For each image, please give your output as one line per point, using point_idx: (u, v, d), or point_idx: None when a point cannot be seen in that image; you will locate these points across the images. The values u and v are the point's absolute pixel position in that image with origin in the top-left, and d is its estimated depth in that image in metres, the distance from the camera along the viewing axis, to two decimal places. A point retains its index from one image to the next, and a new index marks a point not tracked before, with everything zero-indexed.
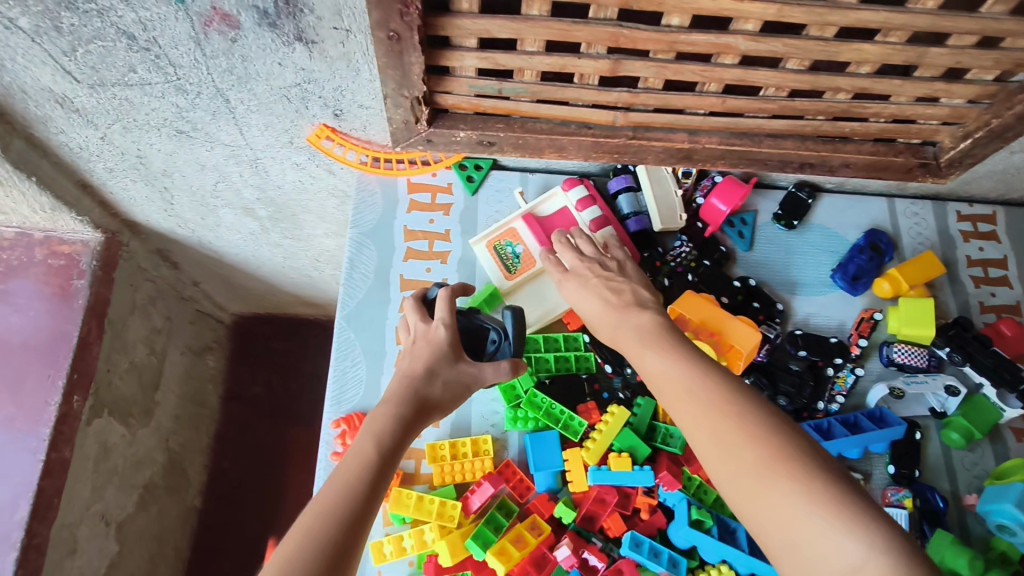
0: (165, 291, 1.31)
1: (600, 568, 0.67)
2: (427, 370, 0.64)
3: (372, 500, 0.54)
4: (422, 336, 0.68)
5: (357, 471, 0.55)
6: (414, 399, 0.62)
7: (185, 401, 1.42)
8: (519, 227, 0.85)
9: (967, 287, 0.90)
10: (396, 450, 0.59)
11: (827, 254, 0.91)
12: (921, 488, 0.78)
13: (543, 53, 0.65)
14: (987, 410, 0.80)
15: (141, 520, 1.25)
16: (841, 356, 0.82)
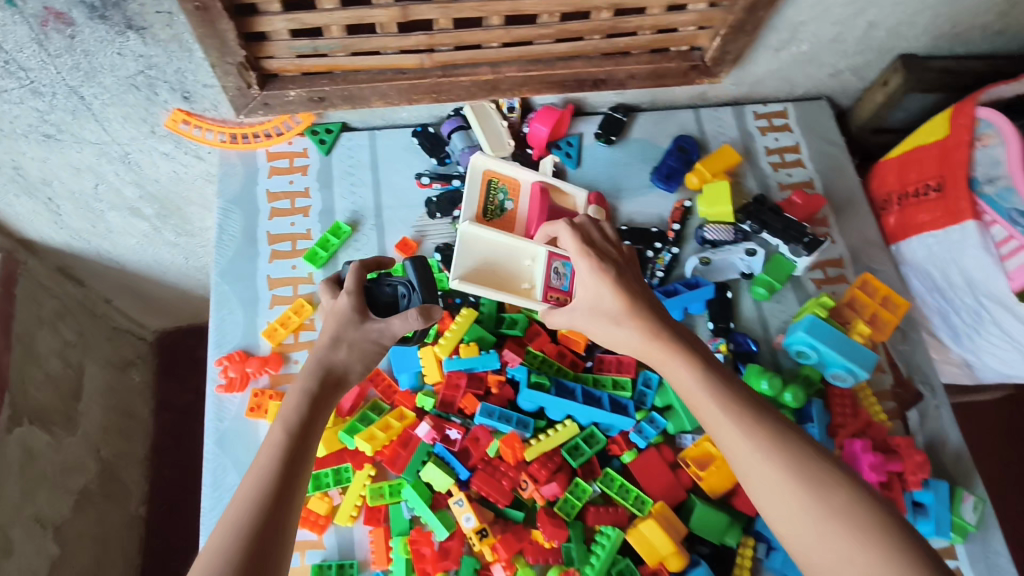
0: (73, 307, 1.38)
1: (458, 439, 0.80)
2: (332, 338, 0.70)
3: (291, 481, 0.59)
4: (331, 311, 0.74)
5: (274, 456, 0.60)
6: (320, 371, 0.68)
7: (110, 412, 1.48)
8: (522, 187, 0.92)
9: (766, 171, 1.06)
10: (308, 429, 0.64)
11: (646, 161, 1.04)
12: (735, 335, 0.92)
13: (338, 8, 0.76)
14: (783, 264, 0.96)
15: (80, 523, 1.30)
16: (659, 241, 0.97)
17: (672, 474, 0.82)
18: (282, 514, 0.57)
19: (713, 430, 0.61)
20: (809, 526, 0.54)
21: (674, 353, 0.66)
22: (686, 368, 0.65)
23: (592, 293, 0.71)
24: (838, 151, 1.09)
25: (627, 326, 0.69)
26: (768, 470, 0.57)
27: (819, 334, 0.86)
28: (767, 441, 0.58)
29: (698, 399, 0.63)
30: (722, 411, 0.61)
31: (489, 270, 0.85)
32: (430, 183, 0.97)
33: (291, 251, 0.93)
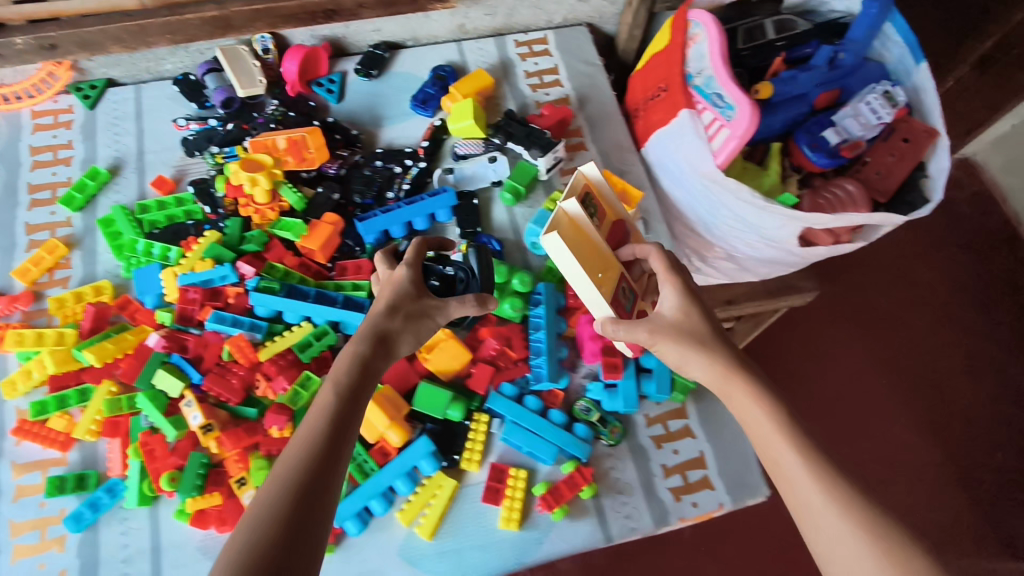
0: None
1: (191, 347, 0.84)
2: (388, 306, 0.69)
3: (338, 453, 0.56)
4: (387, 280, 0.73)
5: (323, 422, 0.58)
6: (374, 335, 0.66)
7: None
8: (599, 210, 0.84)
9: (524, 92, 1.12)
10: (358, 398, 0.61)
11: (406, 91, 1.10)
12: (479, 237, 0.97)
13: None
14: (527, 170, 1.01)
15: None
16: (410, 159, 1.01)
17: (408, 361, 0.87)
18: (325, 484, 0.54)
19: (767, 458, 0.59)
20: (865, 562, 0.51)
21: (748, 384, 0.63)
22: (755, 398, 0.62)
23: (673, 313, 0.69)
24: (594, 70, 1.16)
25: (703, 349, 0.66)
26: (826, 504, 0.54)
27: (544, 224, 0.93)
28: (827, 477, 0.55)
29: (759, 422, 0.61)
30: (780, 431, 0.59)
31: (585, 253, 0.78)
32: (185, 125, 1.02)
33: (51, 198, 0.97)
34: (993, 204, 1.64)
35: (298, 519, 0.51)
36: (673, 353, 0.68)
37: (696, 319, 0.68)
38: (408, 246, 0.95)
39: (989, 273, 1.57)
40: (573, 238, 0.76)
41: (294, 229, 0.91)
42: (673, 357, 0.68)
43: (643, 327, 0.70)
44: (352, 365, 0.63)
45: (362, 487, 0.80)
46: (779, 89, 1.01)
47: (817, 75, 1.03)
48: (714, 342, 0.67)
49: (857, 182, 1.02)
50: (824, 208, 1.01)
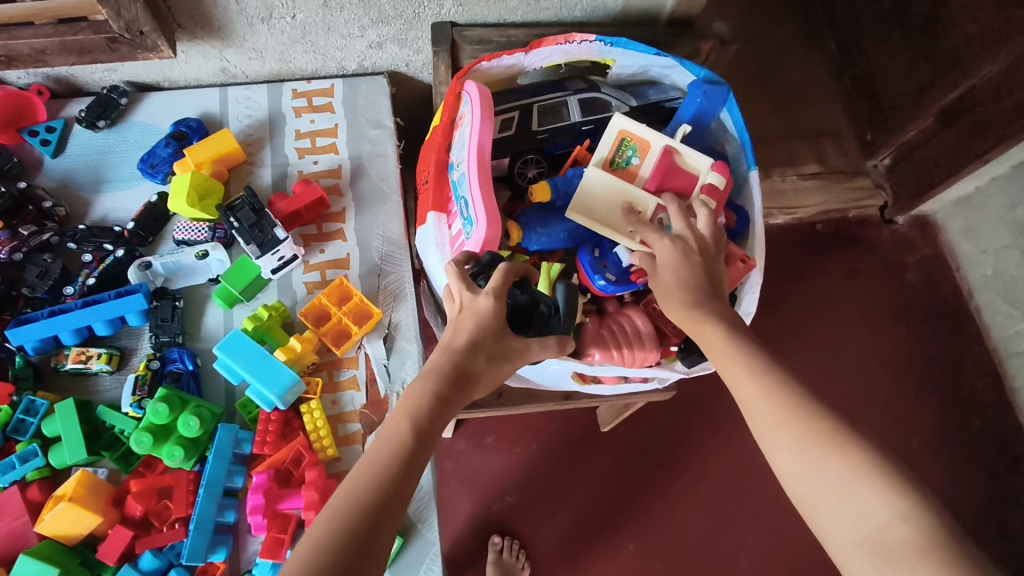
0: None
1: None
2: (471, 343, 0.60)
3: (391, 504, 0.51)
4: (468, 309, 0.62)
5: (378, 464, 0.53)
6: (452, 374, 0.59)
7: None
8: (656, 147, 0.83)
9: (288, 158, 0.93)
10: (424, 436, 0.56)
11: (141, 148, 0.91)
12: (168, 351, 0.80)
13: None
14: (247, 269, 0.83)
15: None
16: (111, 242, 0.84)
17: (33, 516, 0.72)
18: (372, 538, 0.49)
19: (721, 356, 0.62)
20: (792, 423, 0.53)
21: (706, 316, 0.65)
22: (710, 322, 0.64)
23: (661, 265, 0.70)
24: (381, 136, 0.96)
25: (672, 299, 0.68)
26: (756, 388, 0.57)
27: (234, 351, 0.76)
28: (766, 371, 0.58)
29: (711, 336, 0.64)
30: (726, 343, 0.62)
31: (608, 211, 0.82)
32: None
33: None
34: (941, 273, 1.44)
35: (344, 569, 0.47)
36: (660, 284, 0.70)
37: (673, 269, 0.69)
38: (74, 359, 0.78)
39: (900, 361, 1.38)
40: (593, 198, 0.82)
41: None
42: (659, 291, 0.70)
43: (655, 291, 0.71)
44: (424, 397, 0.58)
45: None
46: (561, 190, 0.84)
47: None
48: (697, 282, 0.68)
49: (646, 316, 0.86)
50: (609, 345, 0.82)
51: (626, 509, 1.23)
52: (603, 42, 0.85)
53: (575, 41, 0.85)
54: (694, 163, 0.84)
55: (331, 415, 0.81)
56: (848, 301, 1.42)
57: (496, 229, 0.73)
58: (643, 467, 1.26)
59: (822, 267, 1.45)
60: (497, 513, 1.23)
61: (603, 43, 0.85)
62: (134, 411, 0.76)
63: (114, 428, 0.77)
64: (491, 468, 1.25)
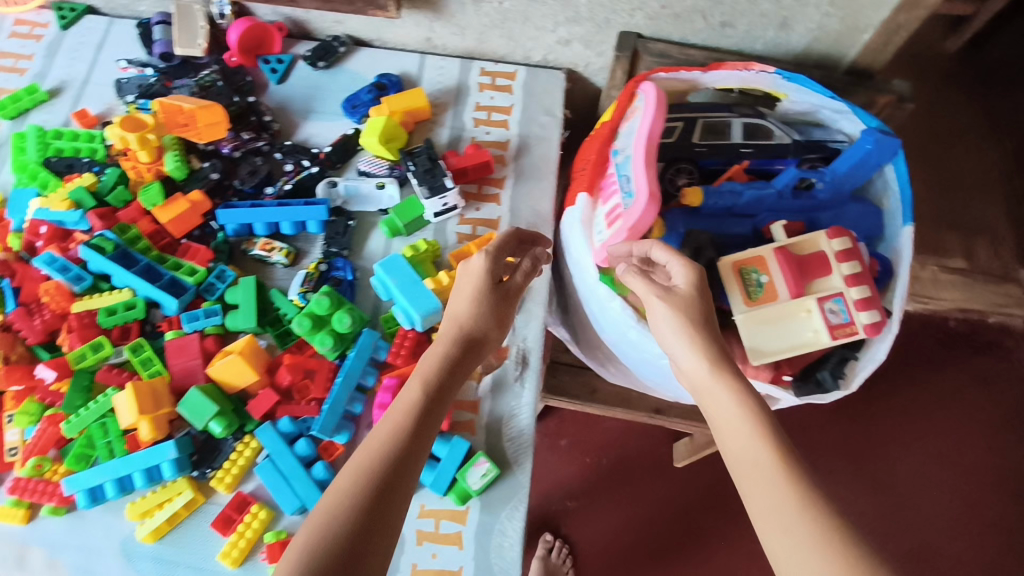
0: None
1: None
2: (473, 308, 0.73)
3: (412, 454, 0.61)
4: (468, 275, 0.75)
5: (396, 431, 0.63)
6: (462, 340, 0.71)
7: None
8: (768, 257, 0.84)
9: (465, 125, 1.05)
10: (437, 397, 0.66)
11: (347, 90, 1.06)
12: (335, 260, 0.92)
13: None
14: (413, 207, 0.94)
15: None
16: (309, 159, 0.98)
17: (202, 360, 0.84)
18: (391, 493, 0.58)
19: (734, 453, 0.58)
20: (796, 530, 0.50)
21: (721, 384, 0.62)
22: (725, 394, 0.61)
23: (663, 306, 0.68)
24: (551, 122, 1.05)
25: (687, 346, 0.65)
26: (774, 486, 0.53)
27: (392, 269, 0.86)
28: (783, 454, 0.55)
29: (722, 407, 0.61)
30: (736, 410, 0.60)
31: (783, 332, 0.83)
32: (127, 67, 1.04)
33: None
34: None
35: (385, 492, 0.58)
36: (664, 333, 0.67)
37: (675, 306, 0.67)
38: (261, 248, 0.91)
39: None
40: (761, 338, 0.83)
41: (151, 194, 0.91)
42: (669, 343, 0.67)
43: (665, 341, 0.68)
44: (431, 364, 0.69)
45: (104, 464, 0.79)
46: (711, 202, 0.88)
47: (768, 197, 0.89)
48: (708, 333, 0.66)
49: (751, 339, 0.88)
50: (725, 358, 0.86)
51: (693, 544, 1.22)
52: (780, 75, 0.89)
53: (754, 69, 0.90)
54: (810, 247, 0.84)
55: None
56: (979, 405, 1.31)
57: (654, 207, 0.78)
58: (726, 508, 1.24)
59: (959, 359, 1.34)
60: (553, 513, 1.24)
61: (781, 77, 0.89)
62: (299, 299, 0.88)
63: (278, 310, 0.89)
64: (572, 463, 1.28)
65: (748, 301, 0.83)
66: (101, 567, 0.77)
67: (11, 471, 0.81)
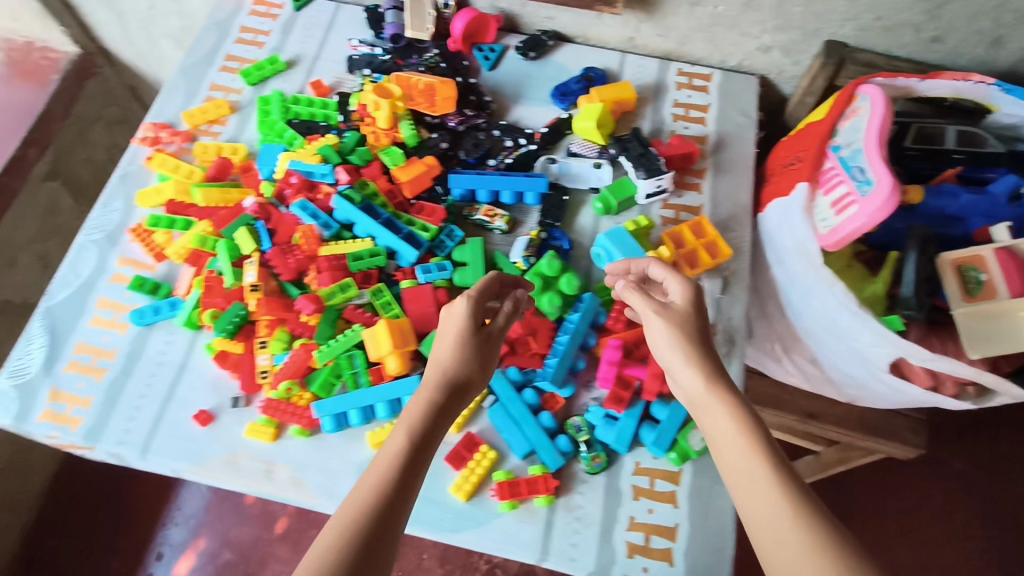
0: (88, 118, 1.56)
1: (252, 208, 0.95)
2: (456, 349, 0.74)
3: (405, 491, 0.64)
4: (450, 314, 0.76)
5: (385, 473, 0.65)
6: (447, 385, 0.72)
7: (60, 227, 1.55)
8: (989, 256, 0.87)
9: (664, 118, 1.10)
10: (422, 444, 0.68)
11: (554, 80, 1.13)
12: (552, 230, 0.98)
13: None
14: (625, 187, 1.00)
15: (9, 286, 1.44)
16: (525, 138, 1.04)
17: (436, 309, 0.90)
18: (387, 528, 0.61)
19: (731, 468, 0.64)
20: (795, 543, 0.57)
21: (724, 404, 0.67)
22: (724, 409, 0.67)
23: (658, 330, 0.74)
24: (746, 123, 1.10)
25: (688, 369, 0.71)
26: (780, 504, 0.59)
27: (616, 240, 0.92)
28: (783, 472, 0.61)
29: (720, 423, 0.67)
30: (733, 426, 0.65)
31: (1006, 330, 0.84)
32: (357, 46, 1.14)
33: (237, 68, 1.14)
34: None
35: (379, 531, 0.61)
36: (663, 348, 0.73)
37: (676, 330, 0.72)
38: (484, 214, 0.97)
39: None
40: (979, 334, 0.85)
41: (394, 157, 0.99)
42: (664, 358, 0.73)
43: (666, 364, 0.73)
44: (415, 410, 0.70)
45: (352, 395, 0.85)
46: (929, 204, 0.93)
47: (983, 203, 0.92)
48: (705, 359, 0.71)
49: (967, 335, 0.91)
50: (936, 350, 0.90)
51: None
52: (999, 87, 0.91)
53: (972, 80, 0.91)
54: None
55: None
56: None
57: (897, 196, 0.81)
58: None
59: None
60: None
61: (999, 87, 0.91)
62: (522, 263, 0.94)
63: (501, 273, 0.95)
64: None
65: (967, 297, 0.86)
66: (343, 487, 0.83)
67: (261, 394, 0.88)
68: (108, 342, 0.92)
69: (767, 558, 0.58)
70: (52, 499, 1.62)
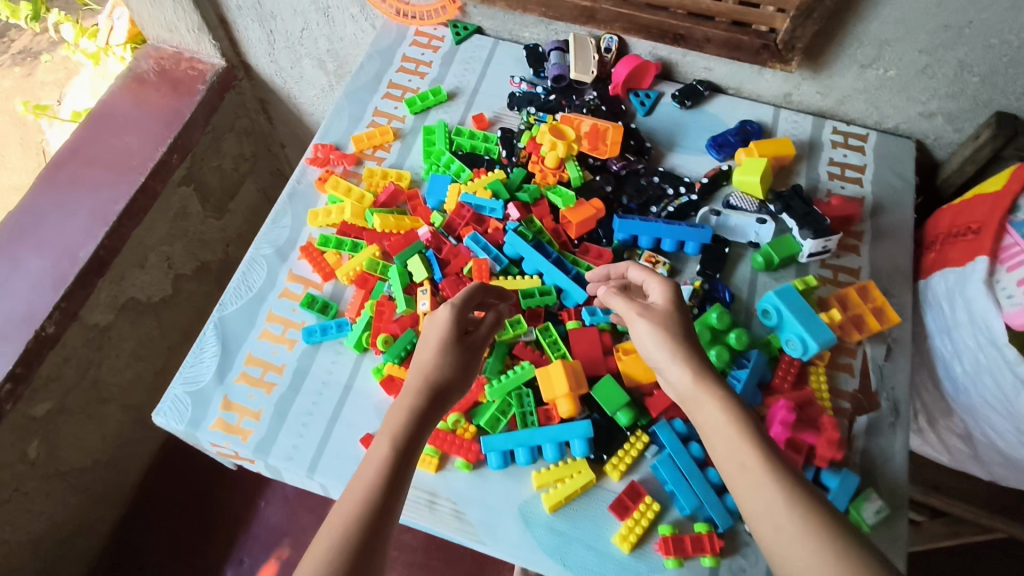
0: (220, 127, 1.62)
1: (426, 236, 0.98)
2: (437, 352, 0.76)
3: (397, 491, 0.66)
4: (433, 320, 0.79)
5: (377, 467, 0.67)
6: (428, 385, 0.73)
7: (184, 229, 1.60)
8: None
9: (821, 176, 1.09)
10: (410, 447, 0.69)
11: (709, 131, 1.15)
12: (714, 282, 0.98)
13: None
14: (790, 244, 0.99)
15: (137, 283, 1.49)
16: (685, 188, 1.05)
17: (602, 352, 0.90)
18: (384, 521, 0.64)
19: (723, 455, 0.67)
20: (786, 528, 0.59)
21: (711, 395, 0.70)
22: (713, 401, 0.70)
23: (645, 333, 0.77)
24: (904, 186, 1.09)
25: (677, 365, 0.73)
26: (767, 489, 0.62)
27: (786, 298, 0.91)
28: (769, 457, 0.64)
29: (709, 411, 0.70)
30: (722, 414, 0.68)
31: None
32: (519, 83, 1.17)
33: (399, 96, 1.18)
34: None
35: (379, 523, 0.63)
36: (651, 347, 0.76)
37: (663, 334, 0.75)
38: (647, 260, 0.99)
39: None
40: None
41: (565, 199, 1.00)
42: (653, 357, 0.76)
43: (658, 361, 0.76)
44: (401, 410, 0.72)
45: (521, 432, 0.84)
46: None
47: None
48: (688, 355, 0.74)
49: None
50: None
51: None
52: None
53: None
54: None
55: (832, 386, 0.91)
56: None
57: None
58: None
59: None
60: None
61: None
62: None
63: None
64: None
65: None
66: (506, 527, 0.81)
67: None
68: (278, 356, 0.93)
69: (762, 543, 0.61)
70: (144, 495, 1.64)
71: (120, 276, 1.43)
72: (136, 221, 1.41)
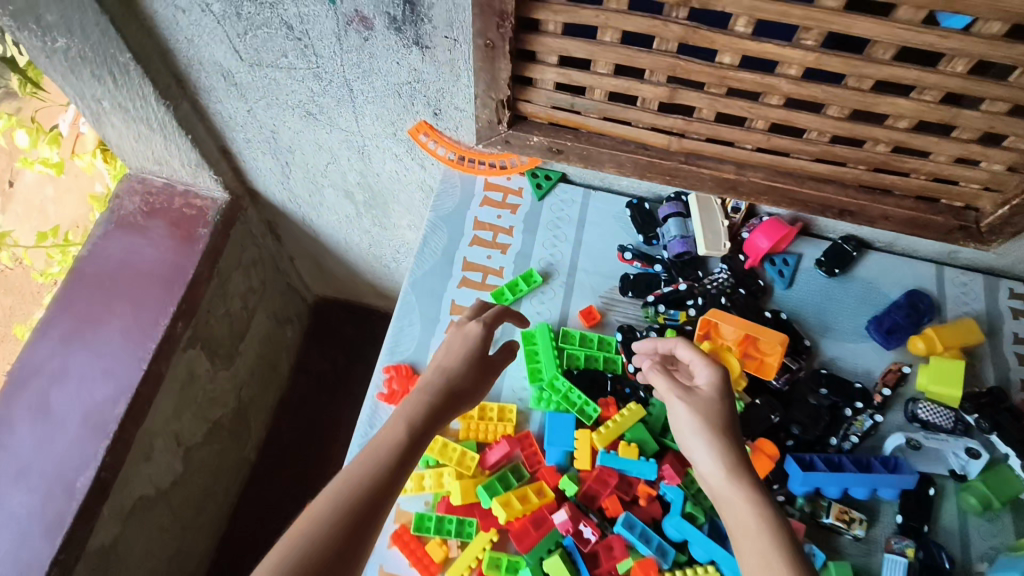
0: (228, 267, 1.35)
1: (563, 521, 0.74)
2: (456, 368, 0.72)
3: (395, 482, 0.60)
4: (458, 330, 0.76)
5: (373, 460, 0.60)
6: (444, 394, 0.68)
7: (193, 395, 1.33)
8: None
9: (1008, 361, 0.90)
10: (419, 439, 0.63)
11: (867, 306, 0.93)
12: (927, 543, 0.77)
13: (603, 101, 0.80)
14: (1010, 483, 0.80)
15: (143, 480, 1.23)
16: (862, 402, 0.84)
17: None
18: (364, 531, 0.56)
19: (738, 536, 0.59)
20: None
21: (737, 469, 0.63)
22: (741, 481, 0.62)
23: (671, 399, 0.70)
24: None
25: (710, 437, 0.65)
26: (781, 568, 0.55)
27: None
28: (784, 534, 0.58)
29: (732, 492, 0.62)
30: (746, 489, 0.61)
31: None
32: (631, 259, 0.94)
33: (481, 282, 0.94)
34: None
35: (362, 529, 0.56)
36: (683, 430, 0.67)
37: (693, 405, 0.68)
38: (839, 517, 0.78)
39: None
40: None
41: None
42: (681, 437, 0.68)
43: (681, 434, 0.68)
44: (408, 407, 0.66)
45: None
46: None
47: None
48: (716, 415, 0.67)
49: None
50: None
51: None
52: None
53: None
54: None
55: None
56: None
57: None
58: None
59: None
60: None
61: None
62: None
63: None
64: None
65: None
66: None
67: None
68: None
69: None
70: None
71: (124, 481, 1.17)
72: (141, 416, 1.15)
